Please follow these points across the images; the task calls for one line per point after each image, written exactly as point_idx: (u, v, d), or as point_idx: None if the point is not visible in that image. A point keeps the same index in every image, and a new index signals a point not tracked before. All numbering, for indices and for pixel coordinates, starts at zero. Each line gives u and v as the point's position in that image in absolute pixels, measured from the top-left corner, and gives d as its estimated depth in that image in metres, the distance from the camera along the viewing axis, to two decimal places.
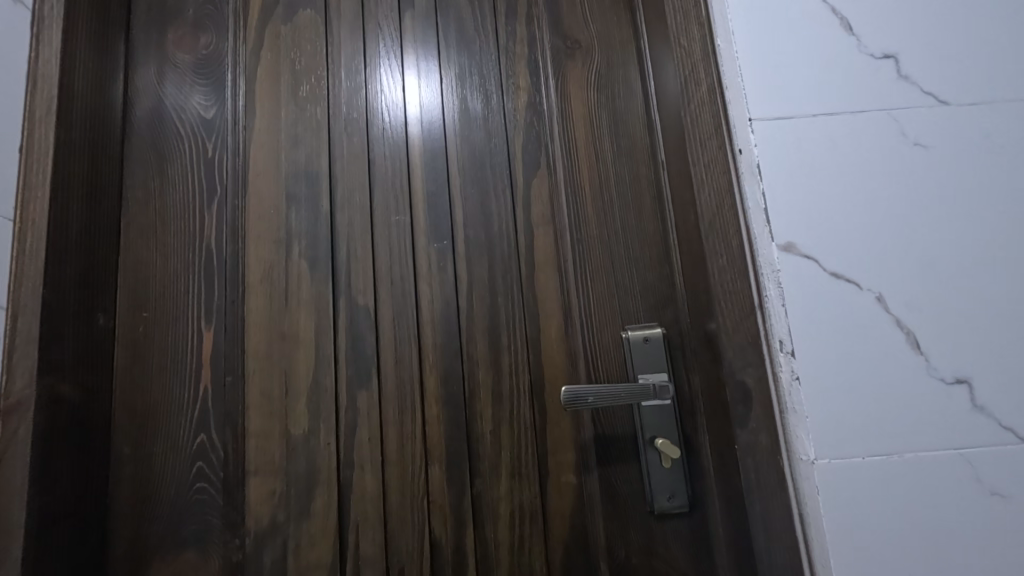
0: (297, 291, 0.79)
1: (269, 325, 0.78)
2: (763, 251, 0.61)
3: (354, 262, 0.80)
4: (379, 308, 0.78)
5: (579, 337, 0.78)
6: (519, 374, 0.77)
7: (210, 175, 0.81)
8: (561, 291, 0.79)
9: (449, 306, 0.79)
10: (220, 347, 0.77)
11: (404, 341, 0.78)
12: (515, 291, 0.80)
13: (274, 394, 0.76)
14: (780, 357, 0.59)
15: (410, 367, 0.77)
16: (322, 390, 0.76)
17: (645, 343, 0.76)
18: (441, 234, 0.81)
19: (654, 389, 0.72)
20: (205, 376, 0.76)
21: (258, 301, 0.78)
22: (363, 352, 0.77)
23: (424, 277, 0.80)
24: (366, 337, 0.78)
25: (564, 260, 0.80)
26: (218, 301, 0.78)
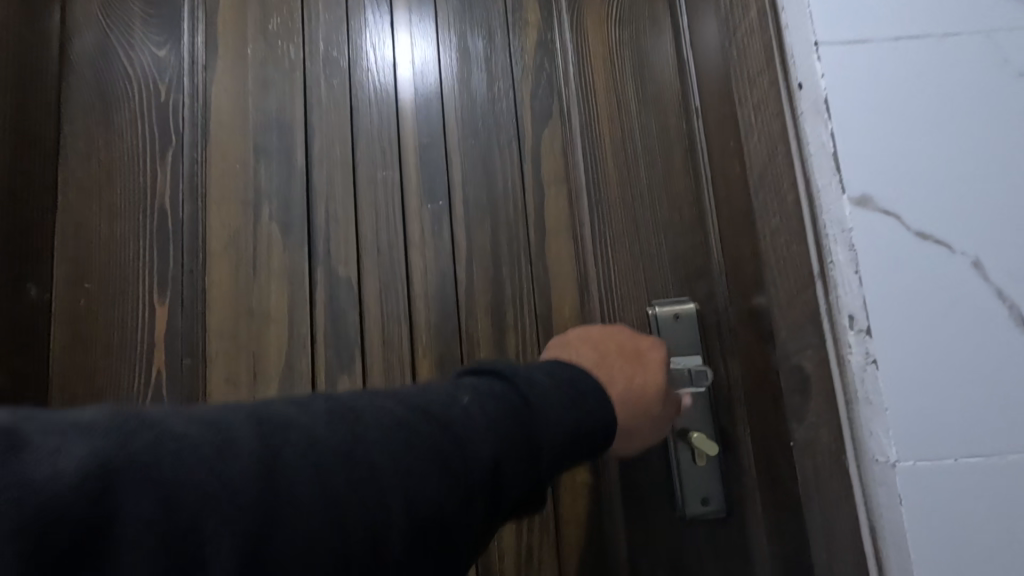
0: (268, 260, 0.67)
1: (234, 298, 0.66)
2: (829, 207, 0.49)
3: (334, 226, 0.68)
4: (363, 280, 0.67)
5: (597, 314, 0.67)
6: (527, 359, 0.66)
7: (164, 123, 0.69)
8: (575, 262, 0.69)
9: (444, 279, 0.67)
10: (176, 323, 0.65)
11: (391, 319, 0.66)
12: (523, 262, 0.68)
13: (240, 378, 0.65)
14: (849, 337, 0.47)
15: (399, 350, 0.66)
16: (297, 375, 0.65)
17: (676, 322, 0.65)
18: (436, 195, 0.69)
19: (691, 375, 0.59)
20: (156, 357, 0.64)
21: (222, 271, 0.67)
22: (346, 331, 0.66)
23: (416, 245, 0.68)
24: (349, 314, 0.66)
25: (581, 224, 0.69)
26: (172, 271, 0.66)
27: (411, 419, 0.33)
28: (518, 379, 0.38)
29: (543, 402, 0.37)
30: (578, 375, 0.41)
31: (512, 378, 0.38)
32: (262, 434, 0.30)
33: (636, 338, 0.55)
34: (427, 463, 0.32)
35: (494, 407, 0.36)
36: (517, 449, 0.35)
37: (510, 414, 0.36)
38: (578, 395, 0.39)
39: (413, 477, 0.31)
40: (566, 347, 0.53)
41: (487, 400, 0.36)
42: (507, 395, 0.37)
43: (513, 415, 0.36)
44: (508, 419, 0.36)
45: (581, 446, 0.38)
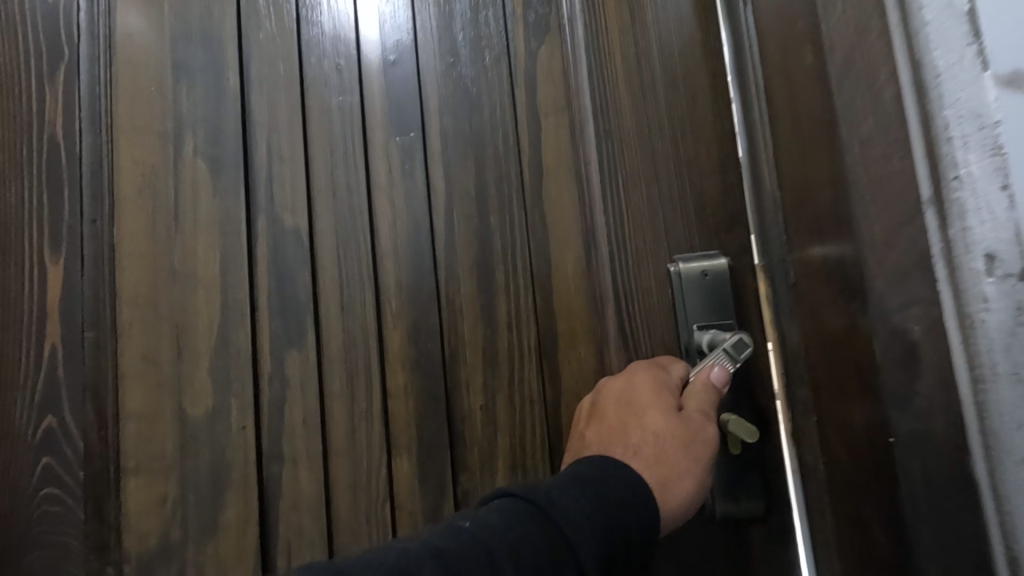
0: (193, 208, 0.53)
1: (152, 256, 0.53)
2: (952, 96, 0.24)
3: (278, 166, 0.54)
4: (316, 232, 0.53)
5: (607, 273, 0.54)
6: (524, 329, 0.54)
7: (54, 33, 0.54)
8: (581, 209, 0.55)
9: (418, 231, 0.54)
10: (76, 286, 0.51)
11: (354, 280, 0.53)
12: (517, 211, 0.55)
13: (162, 355, 0.51)
14: (993, 340, 0.23)
15: (363, 320, 0.53)
16: (234, 352, 0.51)
17: (702, 282, 0.52)
18: (406, 125, 0.55)
19: (728, 351, 0.47)
20: (51, 330, 0.51)
21: (134, 221, 0.53)
22: (296, 295, 0.52)
23: (380, 191, 0.54)
24: (301, 274, 0.53)
25: (587, 162, 0.56)
26: (69, 221, 0.52)
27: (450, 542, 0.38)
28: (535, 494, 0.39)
29: (565, 507, 0.38)
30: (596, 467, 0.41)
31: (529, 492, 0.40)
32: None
33: (623, 376, 0.50)
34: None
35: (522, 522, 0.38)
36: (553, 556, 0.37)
37: (533, 532, 0.37)
38: (590, 493, 0.39)
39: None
40: (584, 436, 0.47)
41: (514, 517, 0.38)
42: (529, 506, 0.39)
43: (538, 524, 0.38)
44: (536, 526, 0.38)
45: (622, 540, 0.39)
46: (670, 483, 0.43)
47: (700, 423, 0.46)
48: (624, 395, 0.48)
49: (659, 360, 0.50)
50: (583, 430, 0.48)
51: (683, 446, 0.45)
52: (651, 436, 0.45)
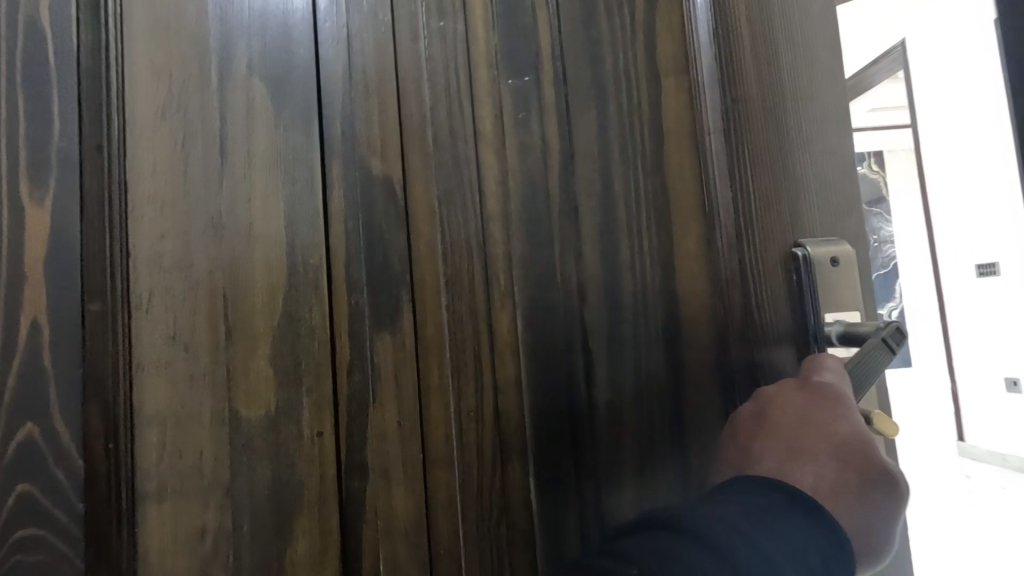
0: (248, 142, 0.40)
1: (184, 203, 0.39)
2: None
3: (360, 98, 0.42)
4: (412, 185, 0.43)
5: (732, 244, 0.47)
6: (651, 311, 0.46)
7: None
8: (699, 173, 0.48)
9: (534, 192, 0.45)
10: (72, 238, 0.37)
11: (456, 250, 0.43)
12: (633, 174, 0.48)
13: (198, 337, 0.38)
14: None
15: (468, 296, 0.43)
16: (305, 334, 0.39)
17: (831, 267, 0.46)
18: (514, 65, 0.46)
19: (889, 340, 0.42)
20: (30, 297, 0.36)
21: (158, 152, 0.39)
22: (386, 262, 0.42)
23: (484, 141, 0.45)
24: (398, 237, 0.42)
25: (713, 115, 0.48)
26: (60, 147, 0.37)
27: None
28: (742, 555, 0.33)
29: (724, 527, 0.34)
30: (802, 536, 0.35)
31: (738, 555, 0.33)
32: None
33: (797, 387, 0.42)
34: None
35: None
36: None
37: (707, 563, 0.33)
38: (745, 514, 0.36)
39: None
40: (755, 450, 0.41)
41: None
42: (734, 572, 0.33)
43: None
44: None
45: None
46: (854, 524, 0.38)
47: (884, 458, 0.40)
48: (803, 406, 0.41)
49: (812, 361, 0.43)
50: (751, 442, 0.41)
51: (874, 484, 0.39)
52: (843, 468, 0.39)
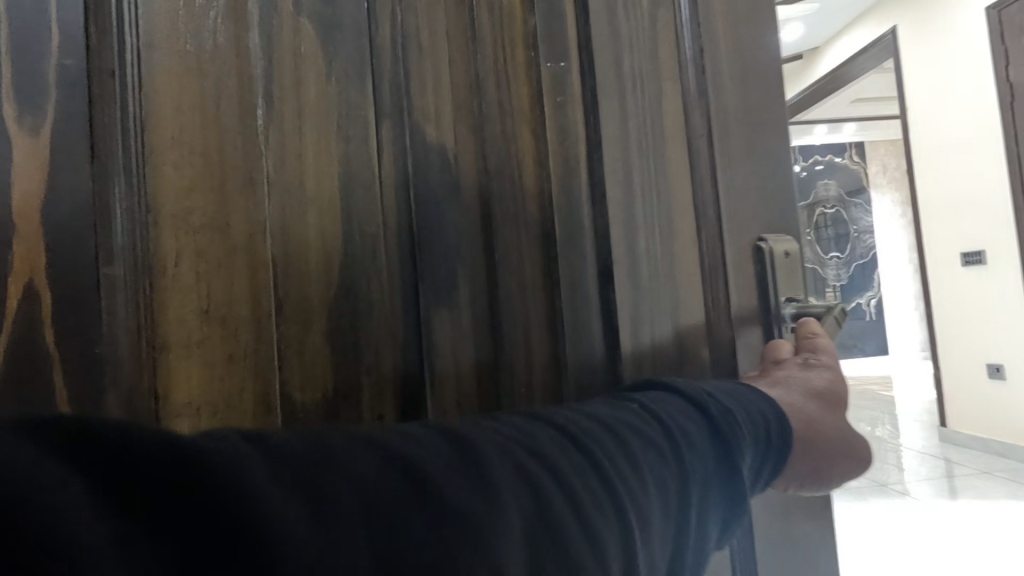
0: (298, 92, 0.36)
1: (224, 156, 0.34)
2: None
3: (416, 58, 0.39)
4: (466, 153, 0.39)
5: (715, 221, 0.35)
6: (649, 317, 0.34)
7: None
8: (686, 135, 0.35)
9: (574, 174, 0.36)
10: (82, 184, 0.30)
11: (510, 225, 0.39)
12: (636, 132, 0.34)
13: (243, 309, 0.33)
14: None
15: (519, 277, 0.39)
16: (363, 310, 0.36)
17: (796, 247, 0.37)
18: (552, 35, 0.37)
19: (839, 321, 0.38)
20: (25, 252, 0.29)
21: (188, 95, 0.33)
22: (444, 237, 0.38)
23: (527, 114, 0.39)
24: (458, 207, 0.39)
25: (692, 66, 0.35)
26: (62, 69, 0.30)
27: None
28: (722, 409, 0.28)
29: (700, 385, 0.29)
30: (768, 411, 0.30)
31: (717, 411, 0.27)
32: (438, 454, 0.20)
33: (804, 373, 0.34)
34: (646, 507, 0.23)
35: (698, 432, 0.26)
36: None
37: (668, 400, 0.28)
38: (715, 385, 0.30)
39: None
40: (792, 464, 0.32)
41: (693, 422, 0.27)
42: (711, 421, 0.27)
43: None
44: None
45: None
46: (812, 481, 0.34)
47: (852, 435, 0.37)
48: (811, 392, 0.34)
49: (806, 341, 0.36)
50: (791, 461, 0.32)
51: (846, 458, 0.36)
52: (833, 446, 0.34)
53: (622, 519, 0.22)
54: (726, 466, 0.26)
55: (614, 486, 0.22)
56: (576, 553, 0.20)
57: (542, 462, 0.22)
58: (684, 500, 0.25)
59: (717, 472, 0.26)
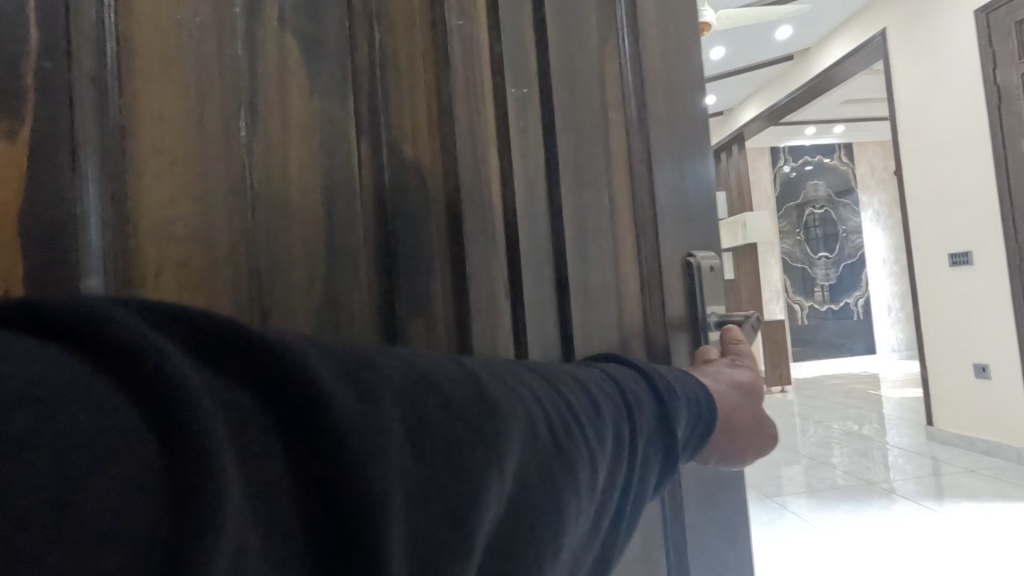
0: (282, 92, 0.33)
1: (206, 137, 0.31)
2: None
3: (393, 77, 0.36)
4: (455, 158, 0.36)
5: (653, 242, 0.42)
6: (600, 326, 0.39)
7: None
8: (630, 162, 0.42)
9: (533, 195, 0.38)
10: (61, 153, 0.27)
11: (478, 246, 0.36)
12: (585, 161, 0.40)
13: (218, 248, 0.31)
14: None
15: (486, 304, 0.36)
16: (344, 322, 0.34)
17: (718, 263, 0.44)
18: (515, 64, 0.37)
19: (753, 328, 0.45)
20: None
21: (163, 92, 0.30)
22: (419, 249, 0.35)
23: (494, 134, 0.37)
24: (428, 224, 0.36)
25: (635, 102, 0.42)
26: (0, 40, 0.26)
27: (22, 339, 0.15)
28: (666, 385, 0.32)
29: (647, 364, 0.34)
30: (702, 393, 0.35)
31: (663, 386, 0.32)
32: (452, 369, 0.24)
33: (732, 367, 0.41)
34: (600, 443, 0.27)
35: (645, 396, 0.31)
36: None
37: (620, 370, 0.32)
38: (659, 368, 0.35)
39: (459, 485, 0.20)
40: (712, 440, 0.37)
41: (641, 387, 0.31)
42: (655, 390, 0.31)
43: (55, 427, 0.14)
44: (80, 424, 0.14)
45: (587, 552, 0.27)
46: (722, 465, 0.39)
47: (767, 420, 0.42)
48: (735, 383, 0.40)
49: (728, 342, 0.43)
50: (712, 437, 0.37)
51: (759, 436, 0.40)
52: (748, 425, 0.39)
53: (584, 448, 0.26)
54: (661, 431, 0.31)
55: (580, 421, 0.26)
56: (550, 466, 0.24)
57: (533, 394, 0.25)
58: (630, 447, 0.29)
59: (655, 437, 0.30)
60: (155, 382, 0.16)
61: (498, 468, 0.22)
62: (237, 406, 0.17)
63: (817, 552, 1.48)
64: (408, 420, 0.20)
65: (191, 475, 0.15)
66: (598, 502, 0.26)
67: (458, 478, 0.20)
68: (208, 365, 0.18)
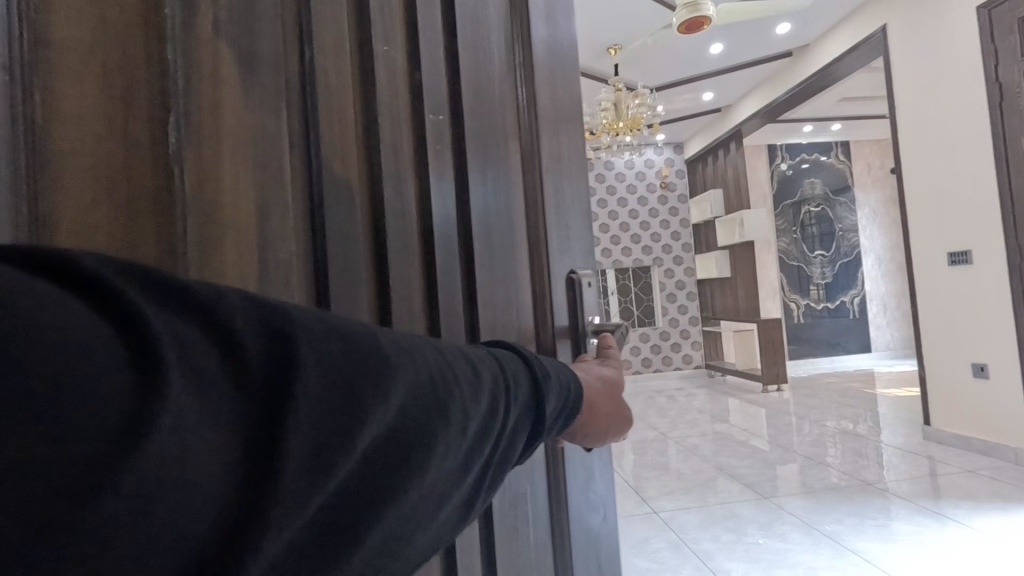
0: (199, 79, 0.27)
1: (125, 110, 0.26)
2: None
3: (325, 83, 0.32)
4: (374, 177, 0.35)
5: (545, 262, 0.47)
6: (502, 334, 0.42)
7: None
8: (525, 189, 0.47)
9: (448, 211, 0.39)
10: None
11: (399, 259, 0.35)
12: (494, 183, 0.43)
13: (135, 225, 0.26)
14: None
15: (410, 321, 0.36)
16: None
17: (591, 280, 0.51)
18: (431, 92, 0.39)
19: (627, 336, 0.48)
20: None
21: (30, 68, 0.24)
22: (350, 262, 0.33)
23: (413, 154, 0.37)
24: (355, 241, 0.33)
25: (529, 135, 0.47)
26: None
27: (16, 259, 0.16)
28: (541, 366, 0.31)
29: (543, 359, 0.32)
30: (569, 378, 0.33)
31: (538, 366, 0.30)
32: (365, 335, 0.23)
33: (599, 364, 0.41)
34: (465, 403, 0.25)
35: (521, 373, 0.29)
36: (315, 543, 0.19)
37: (507, 355, 0.30)
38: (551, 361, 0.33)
39: (317, 422, 0.19)
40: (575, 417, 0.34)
41: (521, 368, 0.30)
42: (532, 371, 0.30)
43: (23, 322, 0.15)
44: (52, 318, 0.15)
45: (438, 518, 0.24)
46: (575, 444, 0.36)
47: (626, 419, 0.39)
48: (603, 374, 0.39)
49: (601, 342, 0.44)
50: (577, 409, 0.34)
51: (618, 425, 0.38)
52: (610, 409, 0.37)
53: (447, 406, 0.24)
54: (531, 415, 0.29)
55: (453, 382, 0.25)
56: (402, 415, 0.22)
57: (422, 351, 0.25)
58: (494, 416, 0.26)
59: (523, 414, 0.28)
60: (124, 309, 0.17)
61: (382, 410, 0.22)
62: (183, 340, 0.18)
63: (817, 556, 1.46)
64: (320, 360, 0.20)
65: (141, 396, 0.16)
66: (464, 465, 0.25)
67: (340, 417, 0.20)
68: (164, 308, 0.19)
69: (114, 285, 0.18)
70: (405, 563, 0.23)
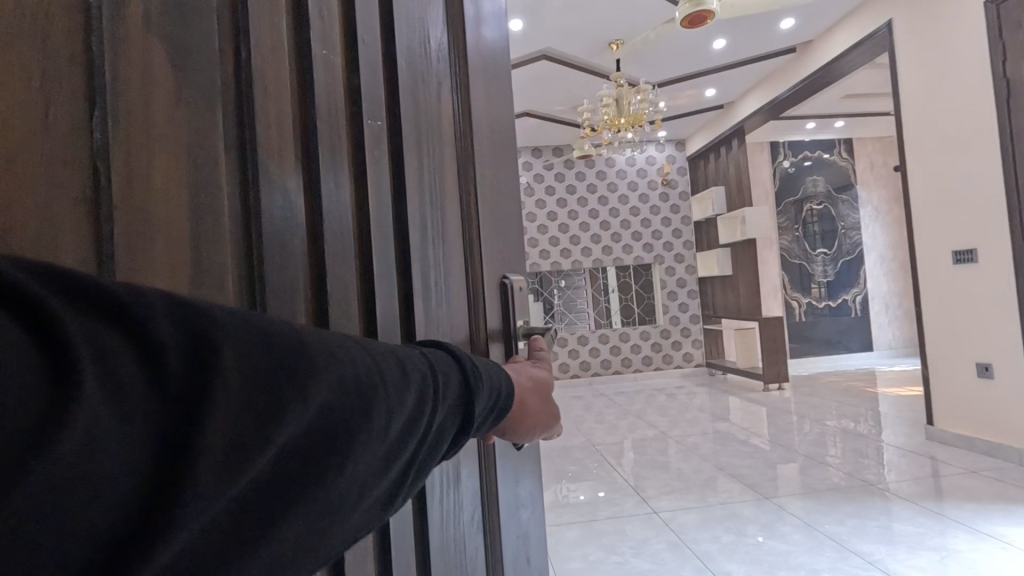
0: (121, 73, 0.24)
1: (50, 82, 0.21)
2: None
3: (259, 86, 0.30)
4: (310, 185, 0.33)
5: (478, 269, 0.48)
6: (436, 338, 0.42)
7: None
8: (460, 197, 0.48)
9: (386, 218, 0.38)
10: None
11: (337, 269, 0.33)
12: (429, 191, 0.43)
13: (56, 220, 0.22)
14: None
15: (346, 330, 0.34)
16: None
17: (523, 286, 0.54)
18: (370, 96, 0.38)
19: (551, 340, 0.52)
20: None
21: None
22: (285, 266, 0.30)
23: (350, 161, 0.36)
24: (294, 249, 0.31)
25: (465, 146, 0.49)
26: None
27: None
28: (473, 368, 0.30)
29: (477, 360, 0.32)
30: (501, 380, 0.32)
31: (470, 367, 0.30)
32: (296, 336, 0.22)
33: (531, 364, 0.40)
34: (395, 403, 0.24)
35: (454, 374, 0.28)
36: (209, 545, 0.18)
37: (439, 356, 0.29)
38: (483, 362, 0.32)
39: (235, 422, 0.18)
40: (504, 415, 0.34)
41: (454, 368, 0.29)
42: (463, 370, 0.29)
43: None
44: None
45: (352, 518, 0.23)
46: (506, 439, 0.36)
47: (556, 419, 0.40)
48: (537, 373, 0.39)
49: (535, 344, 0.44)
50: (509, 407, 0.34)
51: (548, 421, 0.38)
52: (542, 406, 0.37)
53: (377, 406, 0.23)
54: (459, 415, 0.28)
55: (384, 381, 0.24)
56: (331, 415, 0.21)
57: (355, 349, 0.24)
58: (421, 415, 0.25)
59: (451, 414, 0.28)
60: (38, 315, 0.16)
61: (304, 414, 0.20)
62: (100, 341, 0.17)
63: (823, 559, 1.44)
64: (240, 364, 0.19)
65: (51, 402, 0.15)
66: (384, 466, 0.24)
67: (262, 417, 0.19)
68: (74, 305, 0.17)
69: (30, 288, 0.16)
70: (313, 567, 0.22)
